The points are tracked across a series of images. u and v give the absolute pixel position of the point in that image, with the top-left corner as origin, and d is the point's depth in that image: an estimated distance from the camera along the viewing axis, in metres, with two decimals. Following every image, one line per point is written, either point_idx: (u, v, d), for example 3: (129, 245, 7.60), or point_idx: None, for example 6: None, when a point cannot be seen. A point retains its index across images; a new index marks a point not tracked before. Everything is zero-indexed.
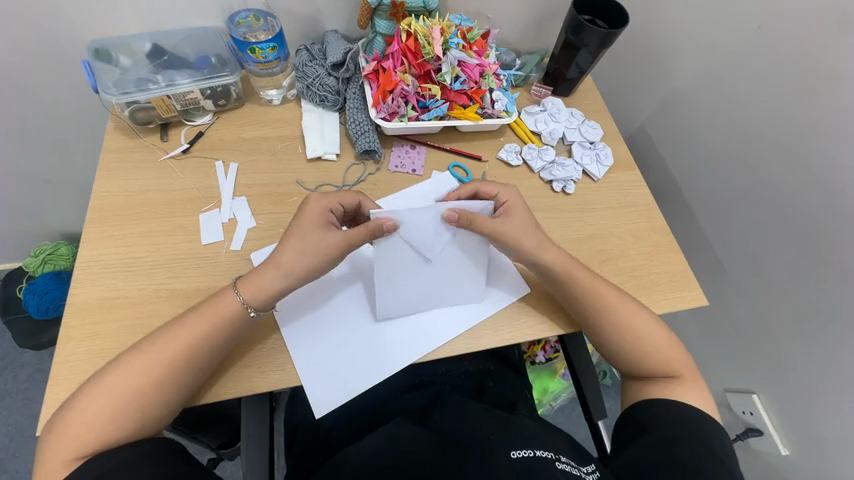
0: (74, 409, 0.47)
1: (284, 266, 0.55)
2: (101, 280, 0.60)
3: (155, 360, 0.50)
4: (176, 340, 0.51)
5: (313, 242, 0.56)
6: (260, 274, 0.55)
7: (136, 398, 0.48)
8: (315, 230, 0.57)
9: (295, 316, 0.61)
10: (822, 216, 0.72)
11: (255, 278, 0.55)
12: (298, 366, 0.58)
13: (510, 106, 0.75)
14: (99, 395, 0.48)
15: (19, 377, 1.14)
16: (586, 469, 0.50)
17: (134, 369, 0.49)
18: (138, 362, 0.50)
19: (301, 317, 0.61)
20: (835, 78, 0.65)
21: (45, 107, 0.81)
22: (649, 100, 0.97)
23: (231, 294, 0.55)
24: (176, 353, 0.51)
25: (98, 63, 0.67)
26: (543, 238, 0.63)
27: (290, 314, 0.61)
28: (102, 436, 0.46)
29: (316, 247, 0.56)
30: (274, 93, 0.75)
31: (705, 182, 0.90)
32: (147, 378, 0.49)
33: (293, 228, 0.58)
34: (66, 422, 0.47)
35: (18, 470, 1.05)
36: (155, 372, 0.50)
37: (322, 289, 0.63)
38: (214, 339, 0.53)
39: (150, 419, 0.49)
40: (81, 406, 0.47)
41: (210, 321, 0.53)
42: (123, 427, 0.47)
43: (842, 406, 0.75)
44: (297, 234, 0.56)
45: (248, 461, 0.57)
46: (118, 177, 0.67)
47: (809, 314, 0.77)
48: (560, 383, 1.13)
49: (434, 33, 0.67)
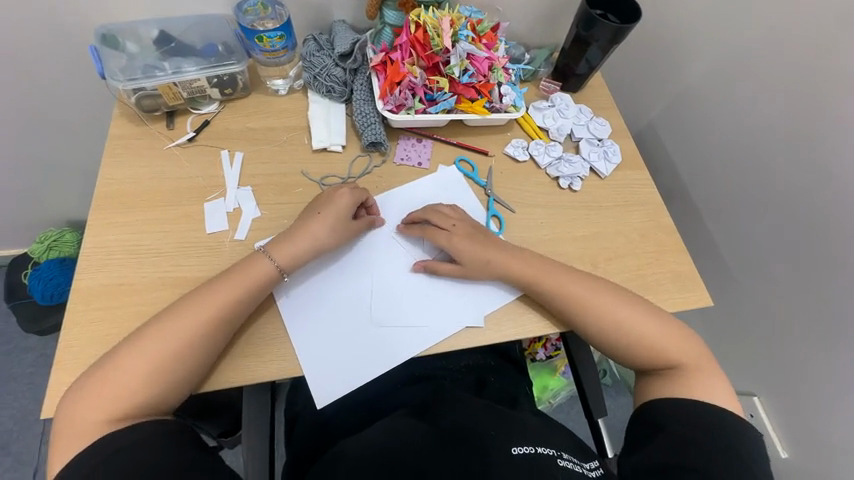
0: (89, 386, 0.48)
1: (311, 234, 0.60)
2: (106, 266, 0.60)
3: (167, 339, 0.51)
4: (191, 317, 0.52)
5: (343, 221, 0.61)
6: (288, 240, 0.59)
7: (141, 386, 0.49)
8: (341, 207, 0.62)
9: (296, 293, 0.61)
10: (831, 220, 0.71)
11: (280, 242, 0.59)
12: (299, 352, 0.59)
13: (519, 101, 0.75)
14: (114, 372, 0.49)
15: (25, 361, 1.15)
16: (588, 465, 0.52)
17: (149, 347, 0.50)
18: (152, 340, 0.50)
19: (302, 295, 0.61)
20: (848, 80, 0.64)
21: (52, 92, 0.81)
22: (659, 97, 0.96)
23: (259, 254, 0.58)
24: (191, 331, 0.52)
25: (106, 48, 0.67)
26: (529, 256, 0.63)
27: (295, 301, 0.61)
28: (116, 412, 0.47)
29: (346, 226, 0.62)
30: (281, 83, 0.75)
31: (713, 182, 0.89)
32: (162, 357, 0.50)
33: (320, 207, 0.62)
34: (82, 398, 0.48)
35: (22, 453, 1.06)
36: (170, 351, 0.51)
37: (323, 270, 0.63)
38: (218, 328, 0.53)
39: (161, 398, 0.50)
40: (97, 384, 0.48)
41: (224, 300, 0.54)
42: (136, 405, 0.48)
43: (843, 412, 0.75)
44: (330, 213, 0.61)
45: (251, 447, 0.57)
46: (124, 164, 0.67)
47: (814, 318, 0.76)
48: (559, 381, 1.13)
49: (443, 24, 0.66)
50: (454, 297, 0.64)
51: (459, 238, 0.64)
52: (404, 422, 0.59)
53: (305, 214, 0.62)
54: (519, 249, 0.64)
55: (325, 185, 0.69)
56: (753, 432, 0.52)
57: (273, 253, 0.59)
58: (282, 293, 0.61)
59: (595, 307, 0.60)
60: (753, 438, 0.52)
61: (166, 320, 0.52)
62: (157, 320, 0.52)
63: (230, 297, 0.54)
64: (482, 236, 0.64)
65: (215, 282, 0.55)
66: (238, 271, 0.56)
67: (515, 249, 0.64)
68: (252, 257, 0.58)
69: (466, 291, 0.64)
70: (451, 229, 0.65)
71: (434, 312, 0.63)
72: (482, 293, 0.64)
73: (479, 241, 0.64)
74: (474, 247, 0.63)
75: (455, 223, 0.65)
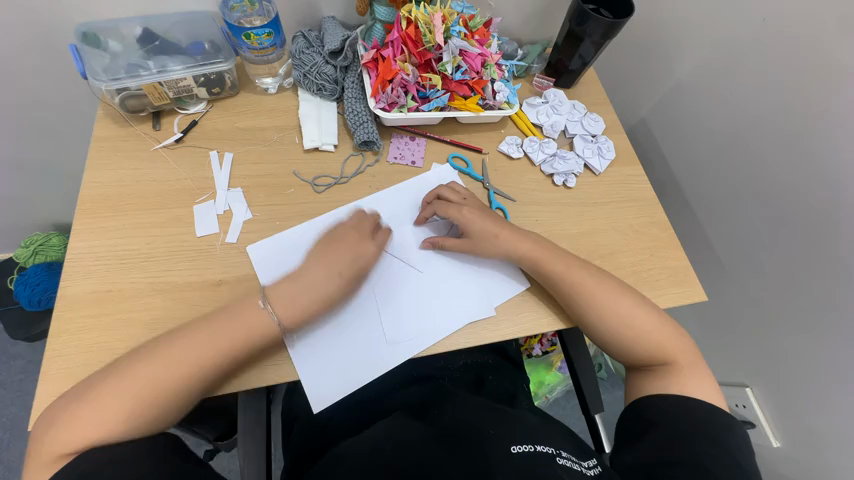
0: (72, 407, 0.46)
1: (320, 291, 0.57)
2: (94, 272, 0.59)
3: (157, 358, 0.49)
4: (190, 346, 0.50)
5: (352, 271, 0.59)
6: (295, 289, 0.56)
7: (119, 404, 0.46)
8: (354, 262, 0.60)
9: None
10: (822, 212, 0.71)
11: (284, 290, 0.56)
12: (295, 356, 0.57)
13: (512, 98, 0.73)
14: (102, 394, 0.46)
15: (14, 368, 1.12)
16: (587, 464, 0.51)
17: (141, 370, 0.48)
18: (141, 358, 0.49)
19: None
20: (838, 75, 0.65)
21: (33, 93, 0.78)
22: (650, 92, 0.96)
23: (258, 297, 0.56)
24: (188, 362, 0.49)
25: (87, 47, 0.64)
26: (529, 247, 0.63)
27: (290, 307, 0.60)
28: (98, 433, 0.44)
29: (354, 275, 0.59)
30: (271, 81, 0.73)
31: (705, 175, 0.89)
32: (153, 381, 0.47)
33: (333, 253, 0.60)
34: (64, 420, 0.45)
35: (13, 462, 1.04)
36: (164, 374, 0.48)
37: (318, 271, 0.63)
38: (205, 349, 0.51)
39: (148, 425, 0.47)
40: (84, 403, 0.46)
41: (227, 335, 0.52)
42: (119, 429, 0.45)
43: (835, 402, 0.76)
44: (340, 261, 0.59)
45: (246, 453, 0.56)
46: (109, 166, 0.65)
47: (806, 310, 0.77)
48: (555, 376, 1.14)
49: (435, 20, 0.65)
50: (459, 283, 0.65)
51: (469, 209, 0.65)
52: (401, 424, 0.58)
53: (315, 259, 0.59)
54: (524, 229, 0.65)
55: (317, 186, 0.68)
56: (740, 429, 0.52)
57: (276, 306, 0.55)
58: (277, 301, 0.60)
59: (593, 306, 0.60)
60: (740, 436, 0.52)
61: (167, 343, 0.50)
62: (154, 344, 0.50)
63: (234, 330, 0.52)
64: (490, 212, 0.66)
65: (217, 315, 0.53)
66: (242, 310, 0.54)
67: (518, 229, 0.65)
68: (256, 303, 0.55)
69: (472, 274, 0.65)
70: (461, 202, 0.66)
71: (440, 297, 0.63)
72: (488, 275, 0.66)
73: (488, 214, 0.65)
74: (472, 238, 0.64)
75: (466, 198, 0.67)
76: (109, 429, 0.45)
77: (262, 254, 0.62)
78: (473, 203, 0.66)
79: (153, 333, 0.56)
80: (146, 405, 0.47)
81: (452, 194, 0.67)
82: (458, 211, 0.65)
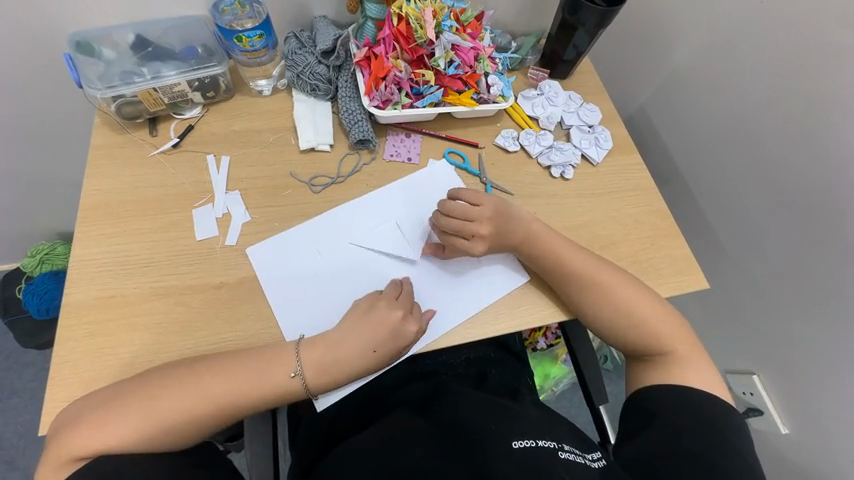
0: (93, 412, 0.47)
1: (350, 365, 0.56)
2: (95, 279, 0.60)
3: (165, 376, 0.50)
4: (221, 373, 0.51)
5: (383, 343, 0.57)
6: (330, 352, 0.55)
7: (125, 405, 0.47)
8: (394, 342, 0.57)
9: (300, 314, 0.60)
10: (824, 196, 0.71)
11: (318, 358, 0.54)
12: (285, 324, 0.59)
13: (506, 91, 0.73)
14: (118, 405, 0.47)
15: (25, 376, 1.14)
16: (591, 456, 0.51)
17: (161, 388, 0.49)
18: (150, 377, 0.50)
19: (305, 317, 0.60)
20: (837, 57, 0.64)
21: (32, 102, 0.79)
22: (649, 80, 0.95)
23: (290, 353, 0.54)
24: (206, 389, 0.49)
25: (81, 56, 0.65)
26: (529, 225, 0.63)
27: (303, 305, 0.61)
28: (109, 442, 0.45)
29: (384, 346, 0.57)
30: (265, 83, 0.73)
31: (706, 163, 0.88)
32: (170, 399, 0.48)
33: (359, 322, 0.57)
34: (78, 428, 0.46)
35: (27, 468, 1.06)
36: (184, 396, 0.49)
37: (342, 289, 0.62)
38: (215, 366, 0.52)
39: (154, 440, 0.46)
40: (106, 412, 0.47)
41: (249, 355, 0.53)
42: (123, 442, 0.45)
43: (843, 387, 0.75)
44: (364, 339, 0.56)
45: (253, 451, 0.57)
46: (109, 174, 0.66)
47: (813, 295, 0.76)
48: (561, 368, 1.14)
49: (426, 16, 0.64)
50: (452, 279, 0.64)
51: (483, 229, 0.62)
52: (404, 421, 0.58)
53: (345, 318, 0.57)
54: (534, 219, 0.64)
55: (314, 186, 0.68)
56: (740, 420, 0.52)
57: (302, 360, 0.54)
58: (291, 296, 0.61)
59: (594, 299, 0.60)
60: (738, 424, 0.52)
61: (193, 368, 0.51)
62: (177, 367, 0.51)
63: (269, 364, 0.53)
64: (501, 233, 0.63)
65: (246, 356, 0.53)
66: (269, 357, 0.53)
67: (523, 217, 0.64)
68: (286, 367, 0.53)
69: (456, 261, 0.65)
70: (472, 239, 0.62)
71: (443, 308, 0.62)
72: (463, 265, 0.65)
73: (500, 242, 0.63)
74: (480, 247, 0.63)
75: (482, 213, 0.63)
76: (119, 438, 0.45)
77: (262, 256, 0.63)
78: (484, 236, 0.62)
79: (156, 336, 0.57)
80: (157, 421, 0.47)
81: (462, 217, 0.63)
82: (470, 249, 0.63)
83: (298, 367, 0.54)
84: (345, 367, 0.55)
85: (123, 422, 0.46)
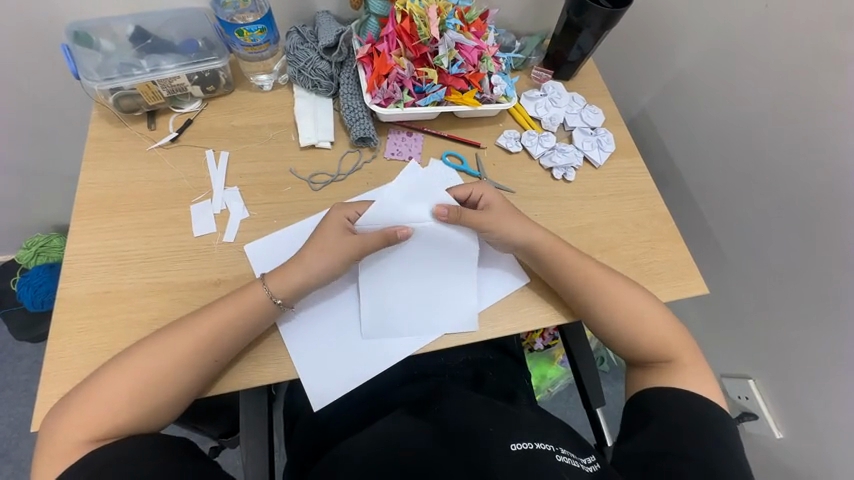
0: (83, 400, 0.48)
1: (307, 270, 0.57)
2: (90, 274, 0.59)
3: (157, 355, 0.50)
4: (207, 349, 0.52)
5: (333, 243, 0.58)
6: (300, 269, 0.57)
7: (117, 389, 0.48)
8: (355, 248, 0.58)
9: (274, 256, 0.62)
10: (823, 201, 0.70)
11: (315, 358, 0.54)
12: (257, 265, 0.61)
13: (510, 91, 0.72)
14: (109, 393, 0.48)
15: (19, 369, 1.13)
16: (586, 460, 0.50)
17: (141, 362, 0.50)
18: (138, 357, 0.50)
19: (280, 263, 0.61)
20: (839, 65, 0.64)
21: (29, 93, 0.78)
22: (652, 83, 0.95)
23: (259, 287, 0.56)
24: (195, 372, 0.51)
25: (79, 46, 0.64)
26: (531, 226, 0.63)
27: (280, 249, 0.62)
28: (108, 426, 0.47)
29: (335, 248, 0.58)
30: (265, 79, 0.72)
31: (707, 167, 0.88)
32: (162, 385, 0.50)
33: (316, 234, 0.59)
34: (72, 415, 0.47)
35: (20, 461, 1.05)
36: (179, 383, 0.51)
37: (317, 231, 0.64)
38: (204, 344, 0.52)
39: (155, 411, 0.49)
40: (98, 400, 0.48)
41: (232, 325, 0.53)
42: (120, 425, 0.47)
43: (837, 393, 0.76)
44: (318, 240, 0.58)
45: (248, 450, 0.57)
46: (106, 168, 0.65)
47: (811, 301, 0.76)
48: (557, 369, 1.14)
49: (430, 13, 0.64)
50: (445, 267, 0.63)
51: (489, 191, 0.64)
52: (402, 423, 0.58)
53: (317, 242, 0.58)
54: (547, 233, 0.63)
55: (314, 184, 0.67)
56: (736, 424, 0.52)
57: (273, 288, 0.56)
58: (268, 240, 0.63)
59: (593, 303, 0.60)
60: (735, 430, 0.52)
61: (178, 336, 0.52)
62: (150, 337, 0.52)
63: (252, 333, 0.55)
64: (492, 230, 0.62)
65: (219, 302, 0.55)
66: (242, 303, 0.54)
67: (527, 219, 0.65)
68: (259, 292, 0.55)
69: (462, 239, 0.63)
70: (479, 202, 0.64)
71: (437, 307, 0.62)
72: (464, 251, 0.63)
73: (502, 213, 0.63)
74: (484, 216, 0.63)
75: (478, 189, 0.64)
76: (115, 420, 0.47)
77: (260, 254, 0.62)
78: (492, 204, 0.63)
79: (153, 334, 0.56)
80: (151, 408, 0.49)
81: (468, 190, 0.64)
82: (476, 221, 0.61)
83: (264, 289, 0.56)
84: (308, 276, 0.57)
85: (119, 410, 0.48)
